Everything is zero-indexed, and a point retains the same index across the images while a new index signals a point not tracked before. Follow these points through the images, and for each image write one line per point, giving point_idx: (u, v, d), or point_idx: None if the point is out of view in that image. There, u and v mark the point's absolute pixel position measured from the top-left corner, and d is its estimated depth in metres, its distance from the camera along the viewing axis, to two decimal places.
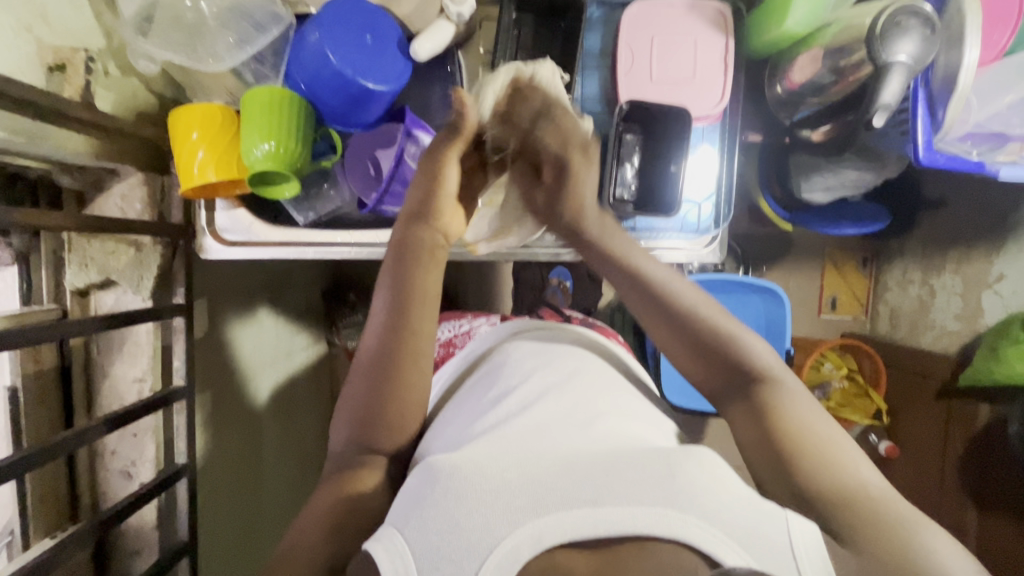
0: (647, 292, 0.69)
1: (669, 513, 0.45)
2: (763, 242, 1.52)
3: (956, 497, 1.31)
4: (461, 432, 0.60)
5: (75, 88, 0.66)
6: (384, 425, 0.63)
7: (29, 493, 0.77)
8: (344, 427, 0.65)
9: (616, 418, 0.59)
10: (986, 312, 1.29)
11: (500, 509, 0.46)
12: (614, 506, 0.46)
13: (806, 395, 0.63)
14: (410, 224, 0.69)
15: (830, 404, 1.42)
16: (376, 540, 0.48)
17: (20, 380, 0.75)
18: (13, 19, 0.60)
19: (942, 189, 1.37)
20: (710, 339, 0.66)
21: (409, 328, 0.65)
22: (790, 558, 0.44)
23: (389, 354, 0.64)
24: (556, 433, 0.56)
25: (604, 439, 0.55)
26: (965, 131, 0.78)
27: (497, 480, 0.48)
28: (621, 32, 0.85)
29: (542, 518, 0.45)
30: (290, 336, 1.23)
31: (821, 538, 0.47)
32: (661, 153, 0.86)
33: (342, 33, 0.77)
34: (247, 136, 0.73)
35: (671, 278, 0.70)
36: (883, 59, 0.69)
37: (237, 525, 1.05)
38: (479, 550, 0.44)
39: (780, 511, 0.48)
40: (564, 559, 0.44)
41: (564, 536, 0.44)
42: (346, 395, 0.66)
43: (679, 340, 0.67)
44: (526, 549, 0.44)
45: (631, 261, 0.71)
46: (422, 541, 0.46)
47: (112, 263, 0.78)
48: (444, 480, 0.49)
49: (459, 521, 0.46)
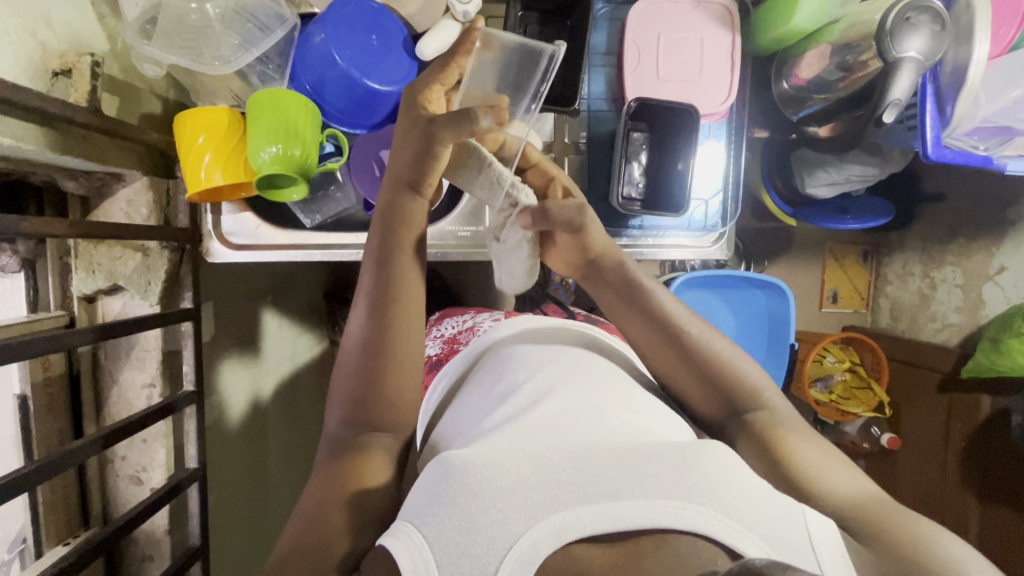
0: (686, 351, 0.66)
1: (688, 506, 0.44)
2: (764, 236, 1.52)
3: (958, 489, 1.32)
4: (471, 433, 0.59)
5: (81, 93, 0.64)
6: (386, 410, 0.62)
7: (40, 501, 0.76)
8: (336, 408, 0.63)
9: (626, 412, 0.58)
10: (989, 303, 1.30)
11: (518, 504, 0.45)
12: (633, 499, 0.45)
13: (796, 419, 0.65)
14: (396, 192, 0.64)
15: (833, 397, 1.43)
16: (392, 538, 0.46)
17: (29, 389, 0.75)
18: (18, 24, 0.59)
19: (942, 183, 1.37)
20: (723, 375, 0.66)
21: (395, 301, 0.64)
22: (808, 548, 0.44)
23: (376, 341, 0.63)
24: (567, 428, 0.54)
25: (618, 433, 0.54)
26: (972, 126, 0.80)
27: (512, 475, 0.47)
28: (628, 29, 0.84)
29: (560, 512, 0.44)
30: (294, 337, 1.22)
31: (840, 537, 0.47)
32: (667, 152, 0.86)
33: (347, 33, 0.77)
34: (254, 139, 0.73)
35: (680, 311, 0.69)
36: (893, 55, 0.69)
37: (246, 527, 1.06)
38: (498, 547, 0.43)
39: (796, 504, 0.48)
40: (583, 553, 0.43)
41: (584, 529, 0.43)
42: (336, 382, 0.64)
43: (704, 395, 0.66)
44: (546, 545, 0.43)
45: (647, 290, 0.69)
46: (441, 539, 0.44)
47: (120, 268, 0.77)
48: (459, 477, 0.48)
49: (476, 517, 0.45)
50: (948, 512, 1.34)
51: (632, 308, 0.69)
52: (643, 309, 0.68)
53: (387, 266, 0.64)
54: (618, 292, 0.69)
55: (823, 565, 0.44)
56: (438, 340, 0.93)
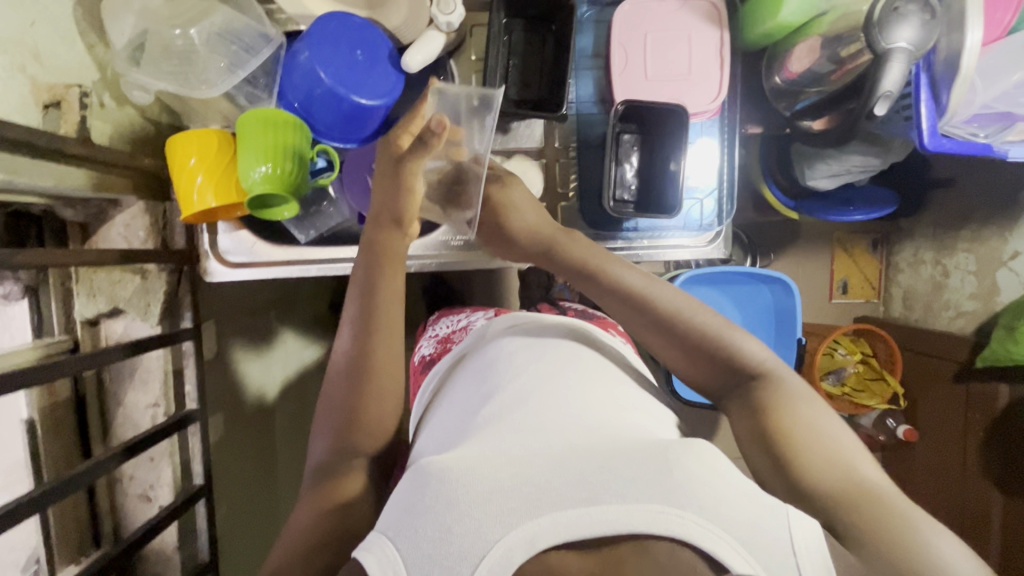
0: (660, 323, 0.67)
1: (666, 510, 0.43)
2: (770, 229, 1.50)
3: (977, 480, 1.29)
4: (453, 432, 0.59)
5: (71, 125, 0.67)
6: (364, 424, 0.63)
7: (52, 522, 0.78)
8: (322, 437, 0.63)
9: (611, 410, 0.57)
10: (1003, 289, 1.26)
11: (494, 512, 0.45)
12: (610, 503, 0.44)
13: (801, 390, 0.63)
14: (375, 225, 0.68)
15: (846, 389, 1.41)
16: (366, 550, 0.46)
17: (36, 412, 0.76)
18: (6, 60, 0.60)
19: (951, 167, 1.34)
20: (715, 348, 0.66)
21: (375, 331, 0.65)
22: (790, 556, 0.44)
23: (366, 353, 0.64)
24: (550, 429, 0.54)
25: (598, 432, 0.53)
26: (971, 113, 0.77)
27: (489, 481, 0.47)
28: (614, 31, 0.83)
29: (535, 519, 0.44)
30: (301, 349, 1.23)
31: (822, 535, 0.46)
32: (660, 151, 0.85)
33: (332, 50, 0.77)
34: (243, 159, 0.73)
35: (647, 281, 0.70)
36: (882, 47, 0.68)
37: (258, 537, 1.08)
38: (471, 556, 0.43)
39: (779, 507, 0.47)
40: (560, 560, 0.43)
41: (558, 537, 0.43)
42: (323, 402, 0.65)
43: (696, 362, 0.66)
44: (520, 552, 0.43)
45: (604, 271, 0.70)
46: (415, 551, 0.44)
47: (119, 292, 0.79)
48: (436, 486, 0.48)
49: (451, 526, 0.45)
50: (967, 504, 1.31)
51: (603, 292, 0.70)
52: (604, 287, 0.70)
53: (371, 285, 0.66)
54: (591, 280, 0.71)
55: (804, 572, 0.43)
56: (433, 341, 0.92)
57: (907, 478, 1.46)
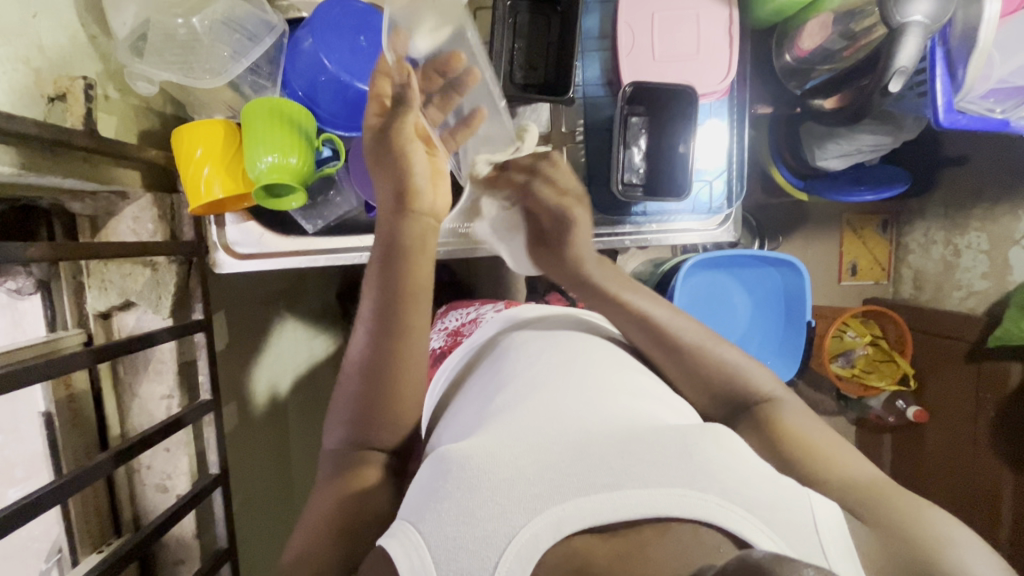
0: (680, 356, 0.68)
1: (688, 494, 0.44)
2: (778, 211, 1.48)
3: (989, 459, 1.29)
4: (468, 420, 0.59)
5: (76, 116, 0.64)
6: (385, 421, 0.63)
7: (72, 513, 0.80)
8: (337, 427, 0.64)
9: (628, 396, 0.57)
10: (1015, 267, 1.24)
11: (516, 497, 0.45)
12: (633, 488, 0.44)
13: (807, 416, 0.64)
14: (392, 217, 0.66)
15: (856, 371, 1.39)
16: (391, 537, 0.47)
17: (53, 406, 0.78)
18: (9, 53, 0.60)
19: (964, 145, 1.32)
20: (719, 376, 0.68)
21: (403, 328, 0.64)
22: (813, 533, 0.43)
23: (383, 352, 0.63)
24: (567, 415, 0.54)
25: (613, 415, 0.53)
26: (988, 88, 0.76)
27: (509, 467, 0.47)
28: (621, 11, 0.82)
29: (559, 504, 0.44)
30: (310, 339, 1.23)
31: (841, 515, 0.46)
32: (667, 132, 0.84)
33: (335, 37, 0.77)
34: (251, 148, 0.72)
35: (672, 315, 0.72)
36: (897, 21, 0.66)
37: (275, 523, 1.10)
38: (496, 541, 0.43)
39: (800, 489, 0.47)
40: (584, 545, 0.43)
41: (584, 521, 0.43)
42: (340, 395, 0.65)
43: (695, 387, 0.68)
44: (546, 537, 0.43)
45: (629, 301, 0.74)
46: (438, 535, 0.45)
47: (130, 285, 0.79)
48: (456, 472, 0.48)
49: (474, 511, 0.45)
50: (977, 483, 1.31)
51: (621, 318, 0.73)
52: (630, 319, 0.72)
53: (390, 281, 0.64)
54: (594, 295, 0.77)
55: (825, 547, 0.43)
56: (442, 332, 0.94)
57: (917, 457, 1.46)
